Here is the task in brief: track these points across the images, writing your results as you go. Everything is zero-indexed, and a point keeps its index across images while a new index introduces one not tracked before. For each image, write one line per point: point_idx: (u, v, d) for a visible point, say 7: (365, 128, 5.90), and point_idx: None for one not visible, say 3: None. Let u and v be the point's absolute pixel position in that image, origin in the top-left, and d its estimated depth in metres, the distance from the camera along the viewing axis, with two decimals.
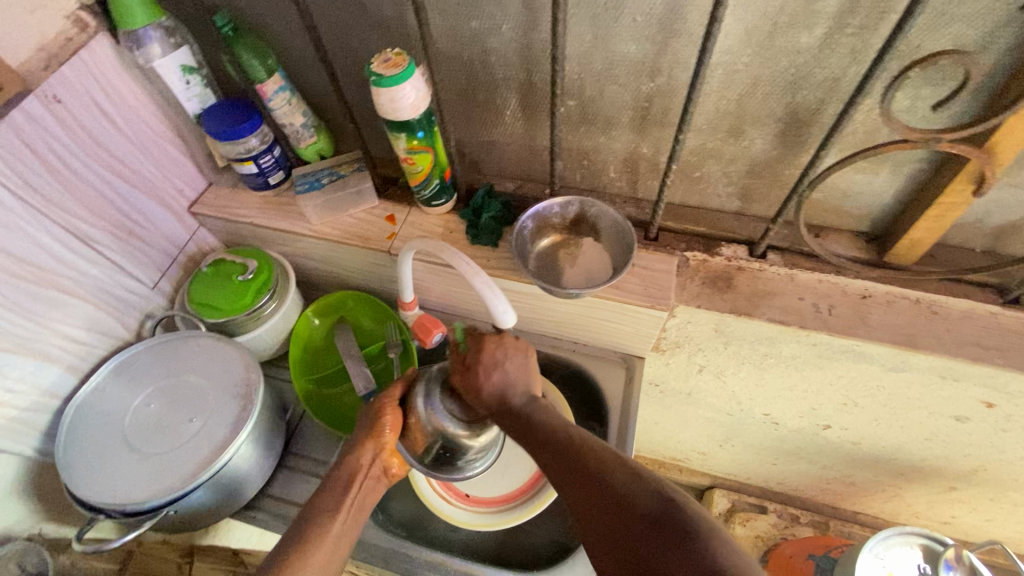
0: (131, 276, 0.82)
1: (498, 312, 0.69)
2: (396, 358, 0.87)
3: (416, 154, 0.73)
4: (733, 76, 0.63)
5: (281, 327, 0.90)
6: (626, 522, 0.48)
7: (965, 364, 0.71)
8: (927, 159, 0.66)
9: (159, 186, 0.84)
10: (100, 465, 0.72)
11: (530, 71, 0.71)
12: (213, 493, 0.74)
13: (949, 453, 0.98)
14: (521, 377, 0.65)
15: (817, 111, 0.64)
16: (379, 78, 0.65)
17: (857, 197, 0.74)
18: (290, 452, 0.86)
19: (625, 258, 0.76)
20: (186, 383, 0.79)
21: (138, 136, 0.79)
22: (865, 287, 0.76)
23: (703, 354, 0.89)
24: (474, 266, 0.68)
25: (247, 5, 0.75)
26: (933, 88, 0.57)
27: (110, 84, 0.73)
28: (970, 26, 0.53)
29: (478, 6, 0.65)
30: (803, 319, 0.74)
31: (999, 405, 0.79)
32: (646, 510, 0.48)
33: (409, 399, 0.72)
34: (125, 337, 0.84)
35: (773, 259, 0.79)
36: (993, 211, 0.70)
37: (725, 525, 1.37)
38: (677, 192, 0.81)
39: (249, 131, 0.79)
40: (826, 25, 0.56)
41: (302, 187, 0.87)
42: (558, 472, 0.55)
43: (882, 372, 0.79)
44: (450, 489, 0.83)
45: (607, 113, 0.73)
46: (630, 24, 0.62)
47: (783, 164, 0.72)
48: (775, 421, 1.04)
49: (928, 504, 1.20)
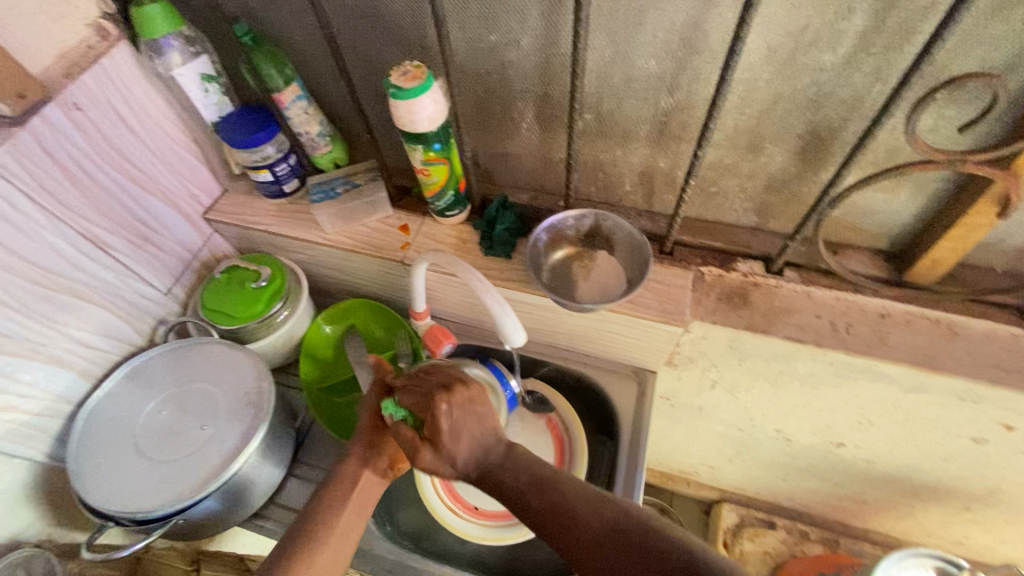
0: (145, 282, 0.82)
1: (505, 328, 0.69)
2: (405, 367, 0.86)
3: (432, 165, 0.73)
4: (754, 93, 0.63)
5: (292, 335, 0.89)
6: (637, 559, 0.53)
7: (985, 387, 0.70)
8: (949, 179, 0.65)
9: (174, 193, 0.84)
10: (111, 472, 0.72)
11: (548, 85, 0.71)
12: (222, 503, 0.73)
13: (966, 475, 0.96)
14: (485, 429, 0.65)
15: (839, 129, 0.64)
16: (397, 90, 0.65)
17: (876, 215, 0.73)
18: (298, 461, 0.86)
19: (641, 272, 0.75)
20: (197, 391, 0.79)
21: (155, 142, 0.79)
22: (883, 305, 0.75)
23: (716, 369, 0.88)
24: (484, 283, 0.69)
25: (267, 16, 0.75)
26: (958, 109, 0.57)
27: (129, 92, 0.74)
28: (998, 48, 0.52)
29: (498, 20, 0.65)
30: (820, 337, 0.73)
31: (1019, 428, 0.78)
32: (611, 534, 0.55)
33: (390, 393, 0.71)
34: (137, 343, 0.84)
35: (790, 275, 0.78)
36: (1016, 233, 0.69)
37: (733, 540, 1.35)
38: (693, 206, 0.81)
39: (265, 139, 0.79)
40: (850, 44, 0.56)
41: (316, 196, 0.87)
42: (531, 513, 0.59)
43: (900, 393, 0.78)
44: (460, 501, 0.82)
45: (624, 127, 0.72)
46: (651, 40, 0.62)
47: (802, 181, 0.71)
48: (787, 437, 1.03)
49: (941, 525, 1.18)
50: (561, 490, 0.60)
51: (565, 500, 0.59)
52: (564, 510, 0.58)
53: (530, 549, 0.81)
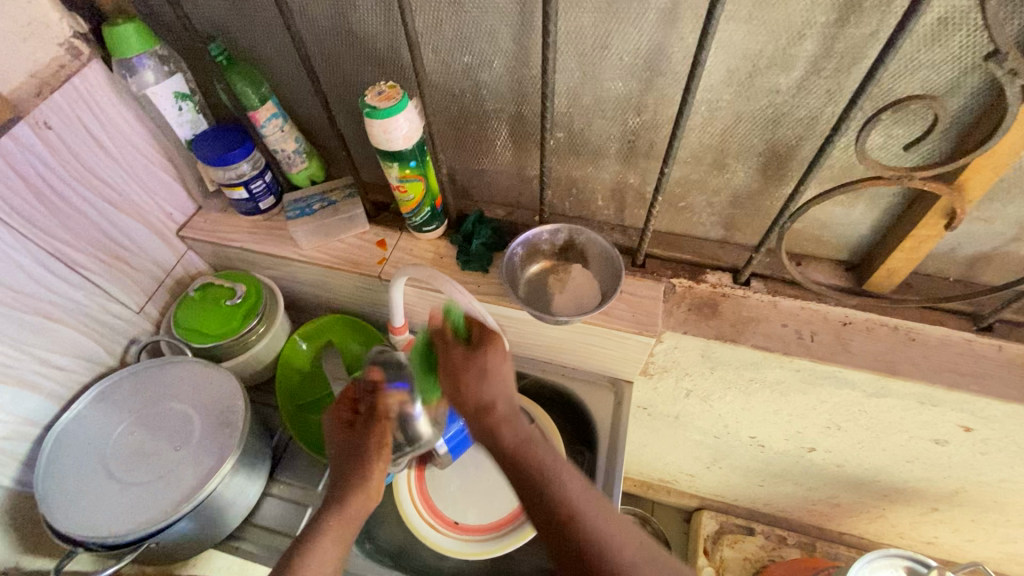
0: (117, 301, 0.81)
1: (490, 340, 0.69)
2: None
3: (408, 182, 0.74)
4: (716, 113, 0.66)
5: (269, 351, 0.89)
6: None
7: (942, 390, 0.73)
8: (900, 193, 0.69)
9: (148, 210, 0.84)
10: (80, 496, 0.70)
11: (521, 104, 0.73)
12: (197, 524, 0.72)
13: (931, 476, 0.99)
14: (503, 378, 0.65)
15: (796, 147, 0.67)
16: (372, 110, 0.66)
17: (835, 228, 0.76)
18: (275, 480, 0.85)
19: (614, 284, 0.77)
20: (171, 410, 0.78)
21: (129, 161, 0.79)
22: (845, 314, 0.78)
23: (690, 378, 0.90)
24: (467, 295, 0.70)
25: (243, 36, 0.76)
26: (905, 128, 0.60)
27: (103, 111, 0.73)
28: (938, 72, 0.55)
29: (471, 42, 0.67)
30: (786, 345, 0.76)
31: (976, 429, 0.81)
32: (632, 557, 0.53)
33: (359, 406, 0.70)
34: (108, 363, 0.83)
35: (757, 286, 0.81)
36: (964, 243, 0.73)
37: (713, 548, 1.37)
38: (664, 220, 0.83)
39: (241, 157, 0.79)
40: (803, 67, 0.59)
41: (293, 213, 0.87)
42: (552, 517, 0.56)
43: (864, 397, 0.81)
44: (440, 517, 0.82)
45: (594, 145, 0.75)
46: (617, 62, 0.64)
47: (764, 196, 0.74)
48: (761, 444, 1.06)
49: (911, 525, 1.22)
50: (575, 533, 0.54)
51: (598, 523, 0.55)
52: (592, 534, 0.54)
53: (509, 562, 0.82)
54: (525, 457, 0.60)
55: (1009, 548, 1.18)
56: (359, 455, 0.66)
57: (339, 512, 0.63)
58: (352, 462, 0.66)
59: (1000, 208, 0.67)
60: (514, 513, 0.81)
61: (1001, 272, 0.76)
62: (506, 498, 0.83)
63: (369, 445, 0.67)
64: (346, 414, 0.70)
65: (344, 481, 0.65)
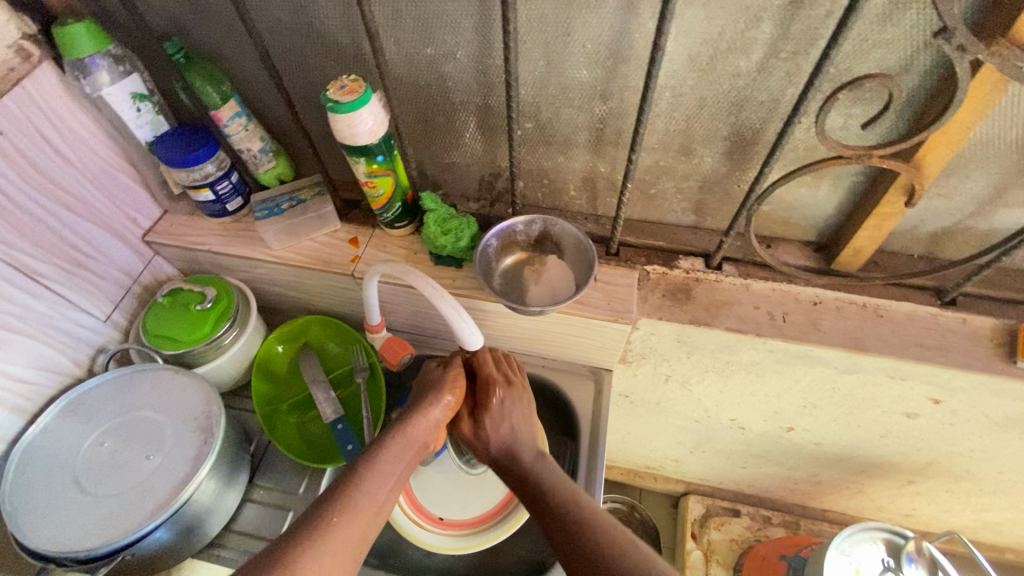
0: (81, 310, 0.79)
1: (464, 333, 0.70)
2: (363, 383, 0.87)
3: (376, 177, 0.73)
4: (680, 98, 0.66)
5: (243, 356, 0.87)
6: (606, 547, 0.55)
7: (910, 364, 0.75)
8: (863, 173, 0.70)
9: (109, 215, 0.81)
10: (49, 512, 0.68)
11: (487, 95, 0.72)
12: (174, 532, 0.71)
13: (905, 449, 1.02)
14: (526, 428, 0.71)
15: (760, 130, 0.68)
16: (335, 104, 0.65)
17: (803, 209, 0.78)
18: (254, 485, 0.83)
19: (587, 275, 0.77)
20: (143, 419, 0.76)
21: (86, 165, 0.76)
22: (815, 293, 0.79)
23: (668, 363, 0.91)
24: (438, 290, 0.69)
25: (200, 33, 0.75)
26: (863, 107, 0.61)
27: (56, 114, 0.71)
28: (892, 51, 0.57)
29: (433, 33, 0.67)
30: (759, 327, 0.77)
31: (945, 401, 0.83)
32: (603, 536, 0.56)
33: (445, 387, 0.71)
34: (75, 374, 0.80)
35: (729, 270, 0.81)
36: (926, 219, 0.74)
37: (701, 531, 1.39)
38: (635, 208, 0.84)
39: (206, 157, 0.78)
40: (762, 50, 0.60)
41: (260, 213, 0.85)
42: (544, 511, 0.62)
43: (837, 374, 0.82)
44: (424, 513, 0.81)
45: (563, 134, 0.75)
46: (580, 50, 0.64)
47: (732, 180, 0.75)
48: (741, 426, 1.07)
49: (889, 499, 1.24)
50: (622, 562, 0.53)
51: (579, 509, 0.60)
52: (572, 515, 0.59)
53: (496, 555, 0.81)
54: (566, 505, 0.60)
55: (983, 516, 1.22)
56: (437, 409, 0.70)
57: (409, 441, 0.66)
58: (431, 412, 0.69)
59: (957, 184, 0.69)
60: (500, 505, 0.81)
61: (962, 247, 0.77)
62: (492, 492, 0.83)
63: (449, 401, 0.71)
64: (437, 369, 0.74)
65: (421, 419, 0.68)
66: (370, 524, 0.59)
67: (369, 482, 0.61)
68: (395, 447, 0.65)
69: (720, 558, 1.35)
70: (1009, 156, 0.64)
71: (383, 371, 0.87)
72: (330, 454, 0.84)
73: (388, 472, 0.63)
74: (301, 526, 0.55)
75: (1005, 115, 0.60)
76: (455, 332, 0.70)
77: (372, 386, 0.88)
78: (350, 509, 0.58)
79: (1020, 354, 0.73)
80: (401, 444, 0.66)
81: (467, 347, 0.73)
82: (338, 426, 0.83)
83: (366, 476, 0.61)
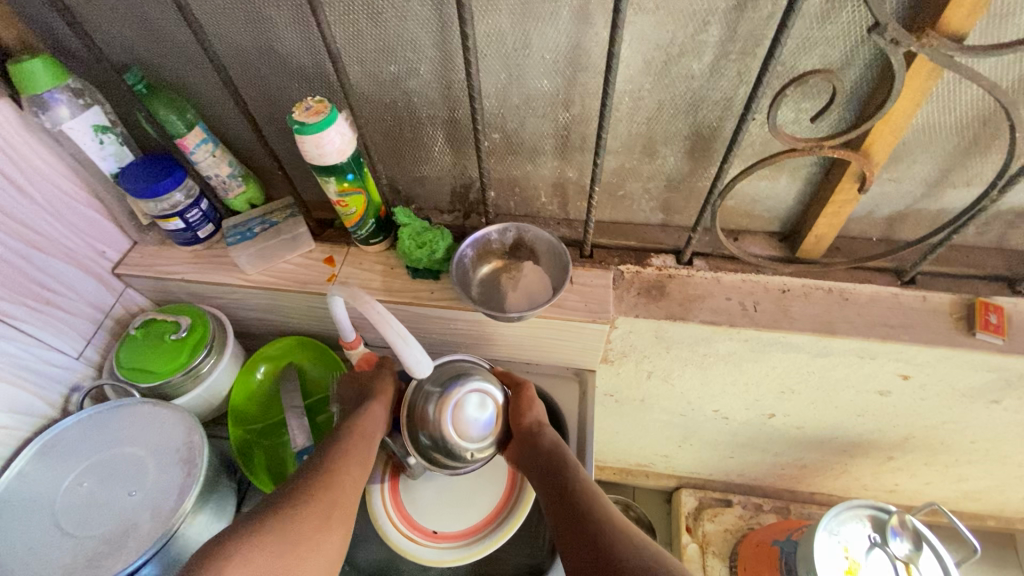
0: (52, 348, 0.77)
1: (411, 360, 0.71)
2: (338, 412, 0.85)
3: (348, 195, 0.73)
4: (639, 102, 0.69)
5: (220, 386, 0.86)
6: (598, 506, 0.65)
7: (877, 343, 0.78)
8: (817, 163, 0.73)
9: (76, 250, 0.80)
10: (26, 558, 0.66)
11: (453, 109, 0.74)
12: (161, 570, 0.69)
13: (883, 426, 1.05)
14: (527, 408, 0.77)
15: (718, 128, 0.70)
16: (301, 126, 0.65)
17: (764, 202, 0.81)
18: (242, 513, 0.82)
19: (563, 278, 0.78)
20: (123, 456, 0.74)
21: (51, 200, 0.74)
22: (783, 282, 0.82)
23: (649, 360, 0.93)
24: (382, 314, 0.68)
25: (161, 62, 0.75)
26: (811, 101, 0.65)
27: (15, 150, 0.69)
28: (833, 47, 0.60)
29: (395, 52, 0.68)
30: (732, 317, 0.79)
31: (913, 376, 0.86)
32: (593, 498, 0.66)
33: (372, 389, 0.79)
34: (50, 415, 0.79)
35: (699, 264, 0.84)
36: (880, 204, 0.78)
37: (695, 524, 1.40)
38: (605, 210, 0.86)
39: (174, 186, 0.77)
40: (712, 52, 0.62)
41: (232, 239, 0.85)
42: (545, 472, 0.71)
43: (810, 358, 0.85)
44: (417, 528, 0.80)
45: (530, 143, 0.76)
46: (540, 60, 0.66)
47: (695, 177, 0.78)
48: (725, 416, 1.09)
49: (873, 476, 1.28)
50: (609, 522, 0.63)
51: (573, 472, 0.69)
52: (574, 479, 0.68)
53: (494, 564, 0.81)
54: (571, 465, 0.70)
55: (961, 486, 1.27)
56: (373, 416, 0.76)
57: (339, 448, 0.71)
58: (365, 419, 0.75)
59: (906, 168, 0.72)
60: (493, 512, 0.81)
61: (916, 228, 0.81)
62: (484, 497, 0.83)
63: (376, 407, 0.77)
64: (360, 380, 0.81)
65: (354, 423, 0.74)
66: (313, 521, 0.62)
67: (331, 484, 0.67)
68: (325, 462, 0.69)
69: (716, 550, 1.36)
70: (950, 139, 0.68)
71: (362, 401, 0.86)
72: (285, 477, 0.84)
73: (323, 474, 0.67)
74: (244, 533, 0.58)
75: (942, 101, 0.64)
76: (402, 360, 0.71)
77: None
78: (290, 509, 0.63)
79: (977, 326, 0.77)
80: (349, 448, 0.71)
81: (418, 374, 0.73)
82: (303, 457, 0.83)
83: (309, 495, 0.65)
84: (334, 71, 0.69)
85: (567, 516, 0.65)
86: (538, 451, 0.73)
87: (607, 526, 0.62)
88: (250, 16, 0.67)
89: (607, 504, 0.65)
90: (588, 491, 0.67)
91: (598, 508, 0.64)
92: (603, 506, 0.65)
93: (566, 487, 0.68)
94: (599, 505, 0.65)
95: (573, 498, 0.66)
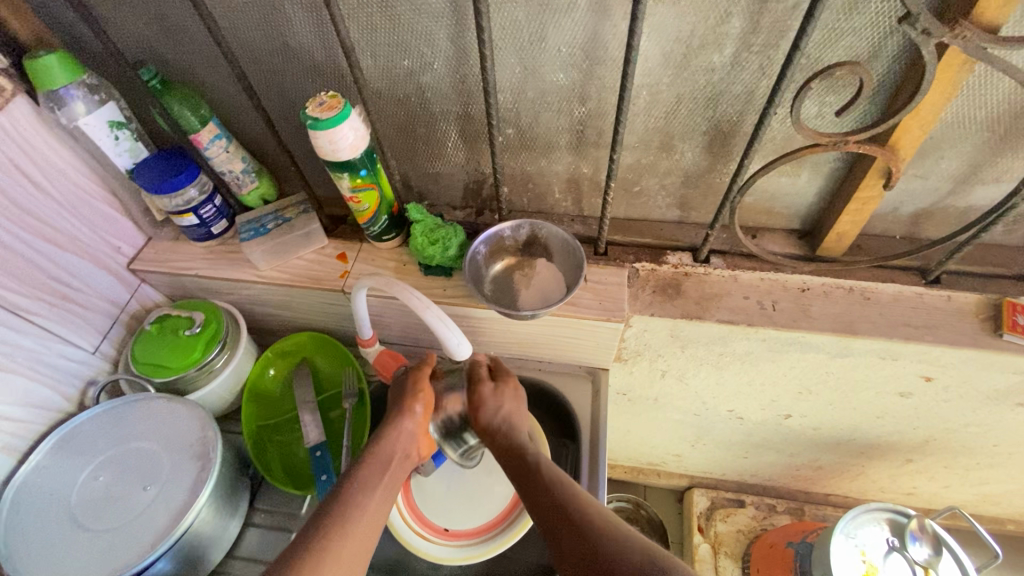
0: (69, 343, 0.78)
1: (452, 344, 0.71)
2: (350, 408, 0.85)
3: (361, 191, 0.73)
4: (657, 96, 0.67)
5: (235, 381, 0.86)
6: (559, 485, 0.61)
7: (900, 344, 0.76)
8: (840, 159, 0.71)
9: (92, 245, 0.80)
10: (44, 552, 0.67)
11: (466, 104, 0.73)
12: (176, 563, 0.70)
13: (902, 428, 1.03)
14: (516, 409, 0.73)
15: (737, 123, 0.69)
16: (315, 121, 0.65)
17: (785, 198, 0.79)
18: (255, 509, 0.82)
19: (577, 275, 0.77)
20: (137, 450, 0.75)
21: (67, 196, 0.75)
22: (802, 280, 0.80)
23: (663, 359, 0.92)
24: (423, 300, 0.70)
25: (174, 57, 0.74)
26: (836, 95, 0.63)
27: (31, 146, 0.69)
28: (860, 38, 0.58)
29: (409, 46, 0.67)
30: (750, 316, 0.78)
31: (937, 377, 0.84)
32: (551, 478, 0.62)
33: (414, 397, 0.71)
34: (67, 410, 0.79)
35: (716, 262, 0.82)
36: (904, 201, 0.76)
37: (708, 525, 1.39)
38: (620, 207, 0.85)
39: (188, 181, 0.77)
40: (734, 44, 0.61)
41: (246, 234, 0.85)
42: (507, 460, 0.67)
43: (829, 359, 0.83)
44: (429, 526, 0.80)
45: (545, 138, 0.75)
46: (555, 54, 0.65)
47: (713, 173, 0.76)
48: (739, 416, 1.08)
49: (890, 479, 1.25)
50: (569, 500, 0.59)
51: (532, 456, 0.66)
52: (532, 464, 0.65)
53: (506, 563, 0.80)
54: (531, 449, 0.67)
55: (982, 489, 1.24)
56: (397, 442, 0.68)
57: (379, 462, 0.66)
58: (386, 447, 0.67)
59: (932, 164, 0.70)
60: (506, 509, 0.81)
61: (941, 226, 0.79)
62: (496, 495, 0.82)
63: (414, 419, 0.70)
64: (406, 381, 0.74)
65: (393, 436, 0.68)
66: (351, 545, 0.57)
67: (353, 516, 0.59)
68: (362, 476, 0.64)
69: (729, 550, 1.35)
70: (980, 134, 0.66)
71: (372, 398, 0.86)
72: (299, 473, 0.83)
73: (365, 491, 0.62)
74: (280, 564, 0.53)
75: (972, 94, 0.62)
76: (443, 343, 0.71)
77: (359, 413, 0.86)
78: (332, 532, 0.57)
79: (1005, 327, 0.74)
80: (372, 478, 0.64)
81: (457, 358, 0.72)
82: (316, 453, 0.82)
83: (340, 515, 0.59)
84: (348, 66, 0.69)
85: (537, 506, 0.61)
86: (499, 440, 0.70)
87: (571, 507, 0.58)
88: (264, 10, 0.66)
89: (567, 482, 0.62)
90: (545, 472, 0.63)
91: (558, 487, 0.61)
92: (562, 484, 0.62)
93: (533, 476, 0.63)
94: (558, 484, 0.61)
95: (535, 484, 0.63)
